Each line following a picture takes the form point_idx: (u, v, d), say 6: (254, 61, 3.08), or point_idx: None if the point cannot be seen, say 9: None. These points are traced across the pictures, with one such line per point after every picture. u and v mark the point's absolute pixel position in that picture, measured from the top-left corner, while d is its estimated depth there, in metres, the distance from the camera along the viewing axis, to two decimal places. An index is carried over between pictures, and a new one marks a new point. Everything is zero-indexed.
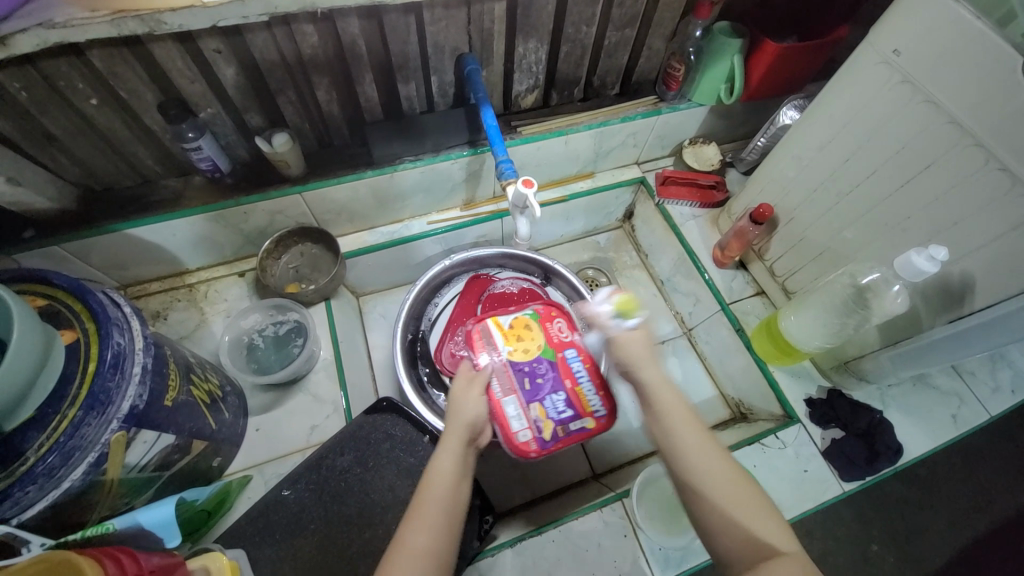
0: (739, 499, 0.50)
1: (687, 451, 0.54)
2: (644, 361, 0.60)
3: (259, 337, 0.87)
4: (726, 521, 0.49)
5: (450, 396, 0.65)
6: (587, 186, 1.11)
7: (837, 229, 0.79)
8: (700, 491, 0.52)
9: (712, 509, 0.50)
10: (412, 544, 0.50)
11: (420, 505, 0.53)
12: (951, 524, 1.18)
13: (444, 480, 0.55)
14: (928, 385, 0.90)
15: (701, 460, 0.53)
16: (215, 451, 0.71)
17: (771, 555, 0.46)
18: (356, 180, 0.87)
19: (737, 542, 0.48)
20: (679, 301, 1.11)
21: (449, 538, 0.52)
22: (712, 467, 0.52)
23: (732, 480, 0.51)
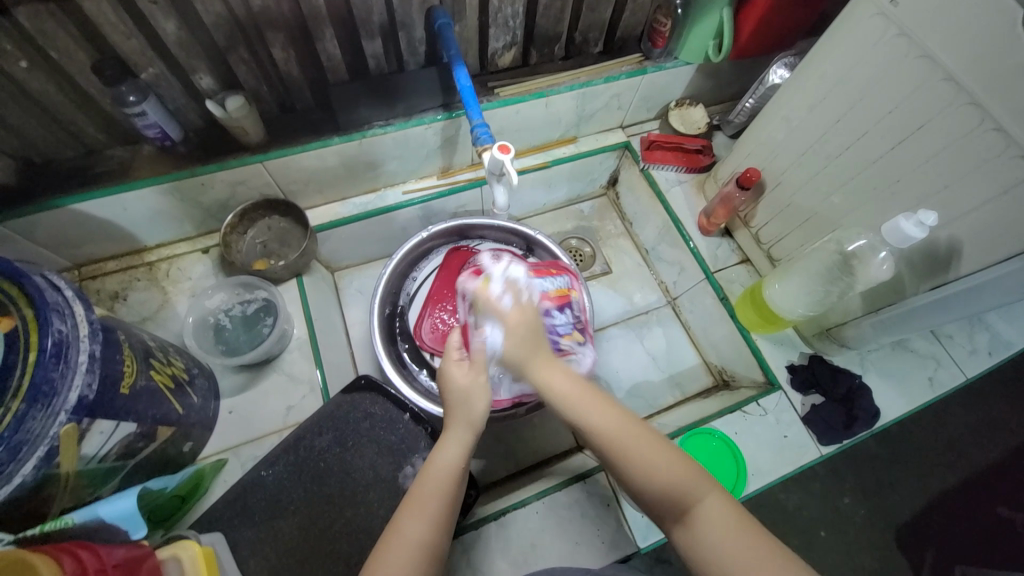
0: (652, 452, 0.51)
1: (602, 419, 0.52)
2: (535, 359, 0.57)
3: (226, 317, 0.83)
4: (650, 473, 0.50)
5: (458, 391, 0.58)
6: (570, 152, 1.07)
7: (825, 195, 0.77)
8: (621, 459, 0.51)
9: (632, 467, 0.51)
10: (412, 531, 0.51)
11: (418, 496, 0.53)
12: (921, 477, 1.23)
13: (443, 480, 0.54)
14: (907, 349, 0.90)
15: (618, 429, 0.52)
16: (184, 436, 0.69)
17: (694, 503, 0.49)
18: (322, 148, 0.81)
19: (660, 496, 0.50)
20: (663, 270, 1.09)
21: (440, 526, 0.52)
22: (624, 431, 0.52)
23: (644, 435, 0.52)
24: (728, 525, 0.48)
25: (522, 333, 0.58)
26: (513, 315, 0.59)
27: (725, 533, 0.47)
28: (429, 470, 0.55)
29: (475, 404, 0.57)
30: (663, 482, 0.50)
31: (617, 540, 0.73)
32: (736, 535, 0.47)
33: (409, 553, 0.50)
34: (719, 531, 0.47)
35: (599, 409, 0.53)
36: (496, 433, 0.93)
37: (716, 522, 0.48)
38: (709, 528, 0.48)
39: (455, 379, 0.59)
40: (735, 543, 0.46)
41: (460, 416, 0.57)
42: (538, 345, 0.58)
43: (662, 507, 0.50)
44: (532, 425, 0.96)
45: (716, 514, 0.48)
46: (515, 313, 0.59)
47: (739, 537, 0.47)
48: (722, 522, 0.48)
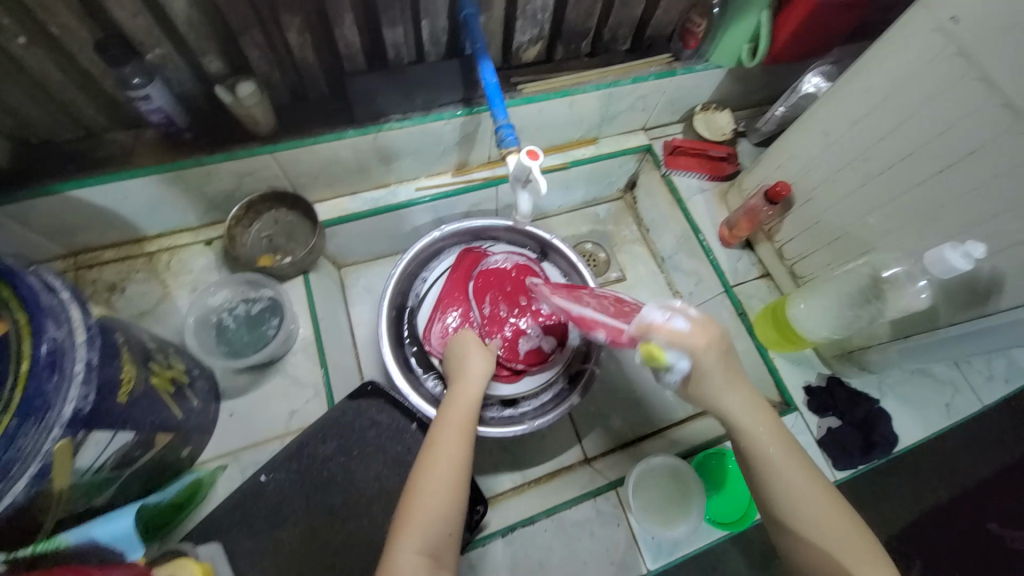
0: (828, 520, 0.50)
1: (790, 475, 0.51)
2: (720, 378, 0.53)
3: (228, 316, 0.79)
4: (818, 536, 0.50)
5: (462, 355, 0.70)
6: (590, 153, 1.03)
7: (860, 215, 0.74)
8: (796, 514, 0.51)
9: (803, 531, 0.50)
10: (448, 452, 0.56)
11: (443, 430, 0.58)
12: (922, 497, 1.23)
13: (464, 416, 0.60)
14: (926, 374, 0.88)
15: (799, 483, 0.51)
16: (183, 441, 0.66)
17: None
18: (335, 140, 0.77)
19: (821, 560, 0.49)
20: (679, 280, 1.07)
21: (465, 458, 0.57)
22: (806, 487, 0.51)
23: (825, 498, 0.51)
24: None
25: (711, 360, 0.51)
26: (698, 343, 0.51)
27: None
28: (452, 409, 0.61)
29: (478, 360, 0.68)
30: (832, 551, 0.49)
31: (627, 561, 0.72)
32: None
33: (445, 477, 0.54)
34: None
35: (787, 452, 0.53)
36: (503, 442, 0.91)
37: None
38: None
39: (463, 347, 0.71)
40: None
41: (465, 371, 0.67)
42: (728, 376, 0.53)
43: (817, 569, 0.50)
44: (540, 435, 0.93)
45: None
46: (699, 334, 0.52)
47: None
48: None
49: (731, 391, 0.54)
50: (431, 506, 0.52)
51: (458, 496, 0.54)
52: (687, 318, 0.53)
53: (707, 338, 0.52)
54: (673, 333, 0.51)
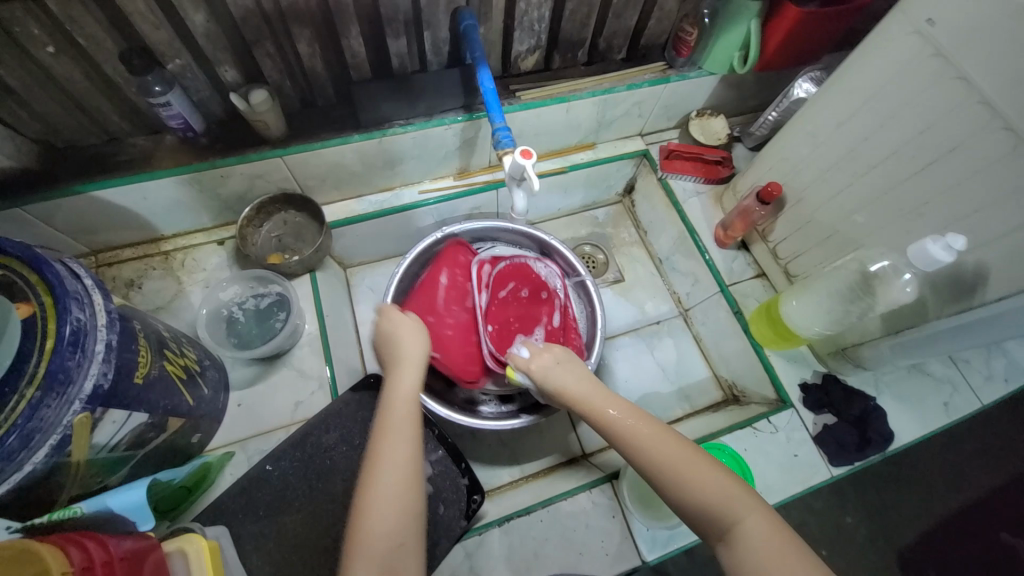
0: (709, 479, 0.53)
1: (644, 446, 0.57)
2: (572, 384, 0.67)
3: (239, 309, 0.83)
4: (693, 495, 0.53)
5: (387, 327, 0.70)
6: (588, 158, 1.06)
7: (848, 213, 0.76)
8: (665, 481, 0.55)
9: (680, 496, 0.54)
10: (396, 445, 0.56)
11: (388, 425, 0.58)
12: (930, 504, 1.21)
13: (403, 403, 0.61)
14: (923, 373, 0.88)
15: (658, 449, 0.56)
16: (193, 428, 0.69)
17: (735, 524, 0.50)
18: (342, 145, 0.82)
19: (701, 513, 0.52)
20: (677, 281, 1.08)
21: (412, 453, 0.57)
22: (665, 451, 0.56)
23: (683, 454, 0.56)
24: (777, 550, 0.48)
25: (546, 367, 0.70)
26: (533, 363, 0.72)
27: (778, 561, 0.47)
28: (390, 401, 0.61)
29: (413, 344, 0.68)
30: (705, 504, 0.52)
31: (622, 553, 0.73)
32: (782, 559, 0.48)
33: (395, 474, 0.54)
34: (765, 539, 0.49)
35: (652, 431, 0.58)
36: (502, 438, 0.92)
37: (762, 545, 0.49)
38: (756, 550, 0.49)
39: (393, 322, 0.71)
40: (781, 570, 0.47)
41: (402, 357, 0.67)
42: (580, 377, 0.68)
43: (706, 524, 0.52)
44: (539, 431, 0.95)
45: (766, 536, 0.49)
46: (537, 358, 0.72)
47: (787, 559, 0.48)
48: (776, 549, 0.48)
49: (576, 387, 0.66)
50: (385, 507, 0.52)
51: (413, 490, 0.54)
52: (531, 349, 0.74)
53: (538, 362, 0.71)
54: (521, 361, 0.73)
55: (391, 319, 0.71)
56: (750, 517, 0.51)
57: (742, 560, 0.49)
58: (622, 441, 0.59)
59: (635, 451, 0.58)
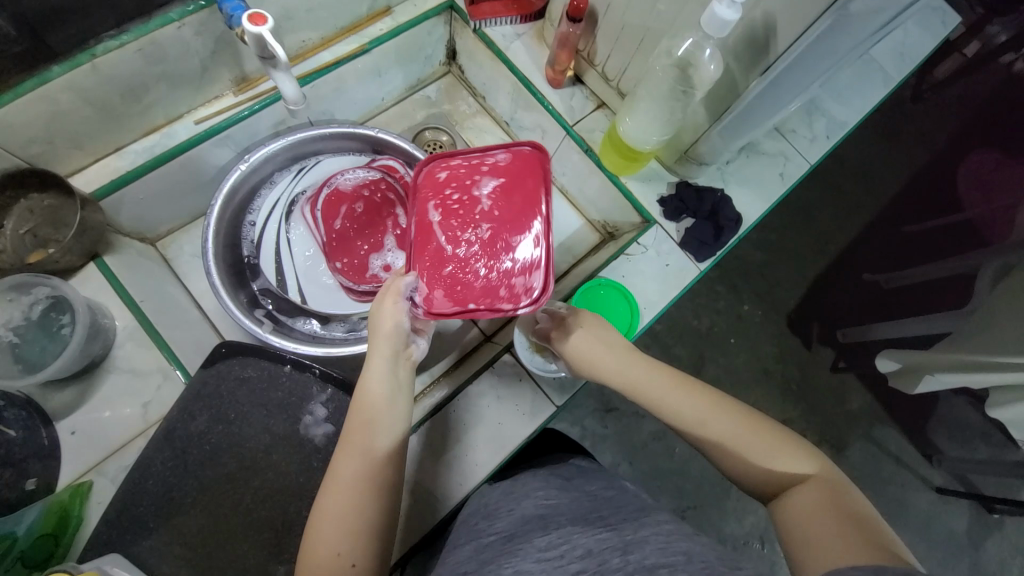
0: (741, 425, 0.52)
1: (681, 402, 0.54)
2: (594, 338, 0.61)
3: (10, 333, 0.65)
4: (758, 466, 0.50)
5: (370, 309, 0.59)
6: (388, 27, 0.91)
7: (651, 4, 0.72)
8: (716, 440, 0.52)
9: (737, 459, 0.51)
10: (357, 449, 0.53)
11: (350, 435, 0.54)
12: (800, 268, 1.39)
13: (378, 405, 0.56)
14: (758, 153, 0.93)
15: (702, 408, 0.54)
16: (19, 475, 0.60)
17: (792, 485, 0.49)
18: (45, 86, 0.62)
19: (762, 484, 0.50)
20: (528, 139, 1.03)
21: (381, 459, 0.53)
22: (729, 413, 0.53)
23: (723, 403, 0.54)
24: (822, 505, 0.46)
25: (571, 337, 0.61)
26: (570, 328, 0.62)
27: (827, 517, 0.45)
28: (358, 406, 0.56)
29: (389, 330, 0.58)
30: (742, 449, 0.51)
31: (535, 407, 0.76)
32: (829, 522, 0.45)
33: (348, 491, 0.51)
34: (812, 509, 0.46)
35: (688, 390, 0.55)
36: None
37: (809, 507, 0.47)
38: (802, 513, 0.46)
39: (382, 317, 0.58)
40: (834, 534, 0.43)
41: (378, 346, 0.58)
42: (603, 334, 0.61)
43: (766, 492, 0.51)
44: (439, 334, 0.93)
45: (812, 498, 0.47)
46: (575, 321, 0.63)
47: (828, 517, 0.45)
48: (822, 505, 0.46)
49: (617, 352, 0.60)
50: (338, 520, 0.50)
51: (372, 500, 0.52)
52: (574, 312, 0.64)
53: (564, 328, 0.64)
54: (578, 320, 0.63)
55: (381, 304, 0.59)
56: (800, 486, 0.49)
57: (788, 517, 0.47)
58: (658, 406, 0.55)
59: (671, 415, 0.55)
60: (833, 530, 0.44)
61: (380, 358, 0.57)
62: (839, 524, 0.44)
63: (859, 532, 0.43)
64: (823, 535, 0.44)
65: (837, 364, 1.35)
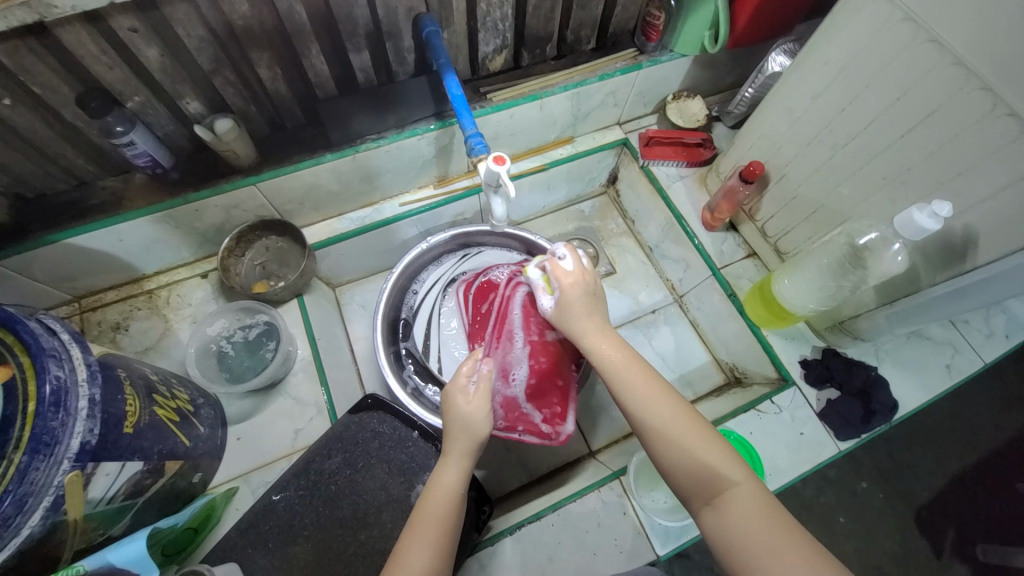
0: (697, 434, 0.53)
1: (637, 401, 0.55)
2: (573, 315, 0.64)
3: (228, 343, 0.83)
4: (695, 461, 0.51)
5: (445, 392, 0.61)
6: (567, 152, 1.04)
7: (833, 186, 0.75)
8: (659, 434, 0.53)
9: (676, 454, 0.52)
10: (426, 536, 0.52)
11: (419, 524, 0.53)
12: (941, 460, 1.20)
13: (451, 500, 0.55)
14: (922, 338, 0.87)
15: (654, 403, 0.55)
16: (193, 468, 0.68)
17: (726, 490, 0.50)
18: (316, 165, 0.80)
19: (693, 479, 0.51)
20: (668, 268, 1.08)
21: (443, 554, 0.52)
22: (676, 416, 0.54)
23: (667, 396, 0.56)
24: (761, 512, 0.48)
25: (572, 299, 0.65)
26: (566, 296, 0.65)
27: (759, 519, 0.47)
28: (430, 496, 0.56)
29: (475, 433, 0.59)
30: (698, 464, 0.51)
31: (635, 550, 0.73)
32: (763, 528, 0.47)
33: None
34: (752, 518, 0.48)
35: (635, 378, 0.57)
36: (508, 444, 0.93)
37: (747, 513, 0.48)
38: (737, 517, 0.48)
39: (460, 409, 0.60)
40: (772, 534, 0.46)
41: (455, 443, 0.59)
42: (592, 310, 0.64)
43: (694, 491, 0.51)
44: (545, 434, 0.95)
45: (747, 501, 0.49)
46: (569, 277, 0.66)
47: (770, 523, 0.47)
48: (758, 515, 0.48)
49: (600, 335, 0.62)
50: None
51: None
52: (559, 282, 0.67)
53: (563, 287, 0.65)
54: (560, 272, 0.66)
55: (464, 391, 0.60)
56: (734, 488, 0.50)
57: (727, 523, 0.48)
58: (624, 393, 0.57)
59: (628, 401, 0.56)
60: (771, 545, 0.46)
61: (460, 452, 0.58)
62: (781, 537, 0.46)
63: (803, 548, 0.45)
64: (755, 546, 0.46)
65: None
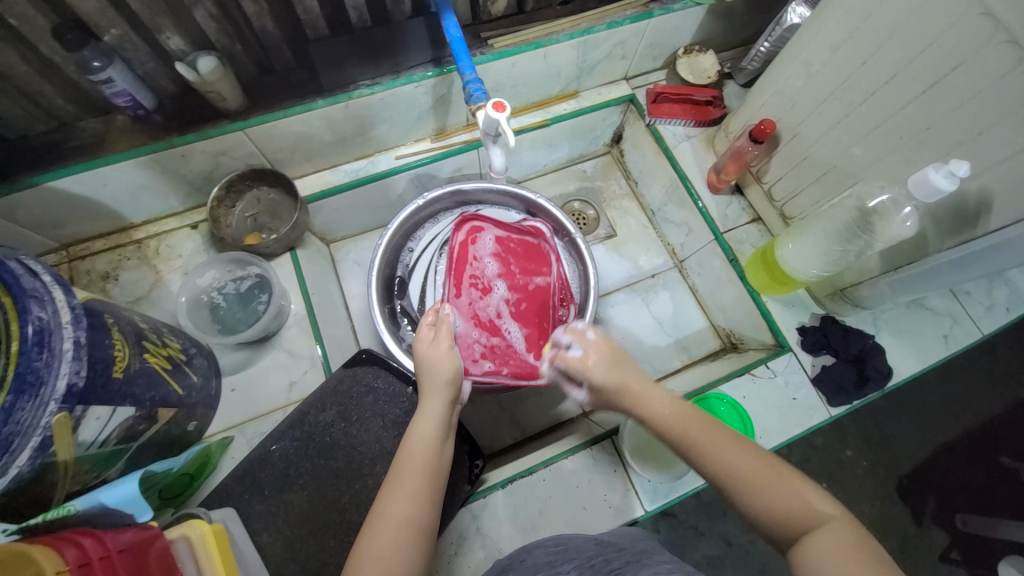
0: (772, 475, 0.49)
1: (715, 450, 0.52)
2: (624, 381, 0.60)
3: (219, 295, 0.82)
4: (776, 506, 0.48)
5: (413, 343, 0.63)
6: (571, 108, 1.00)
7: (846, 146, 0.72)
8: (744, 477, 0.50)
9: (753, 500, 0.49)
10: (404, 483, 0.53)
11: (397, 473, 0.54)
12: (929, 431, 1.22)
13: (428, 446, 0.56)
14: (922, 307, 0.86)
15: (735, 449, 0.52)
16: (188, 416, 0.69)
17: (819, 527, 0.46)
18: (307, 112, 0.76)
19: (782, 527, 0.48)
20: (670, 232, 1.06)
21: (423, 498, 0.53)
22: (746, 461, 0.51)
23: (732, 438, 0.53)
24: (855, 547, 0.44)
25: (603, 372, 0.60)
26: (591, 366, 0.61)
27: (853, 557, 0.43)
28: (408, 446, 0.56)
29: (443, 375, 0.60)
30: (780, 511, 0.48)
31: (625, 504, 0.75)
32: (864, 569, 0.42)
33: (392, 529, 0.51)
34: (850, 560, 0.43)
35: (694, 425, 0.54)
36: (502, 402, 0.94)
37: (840, 551, 0.44)
38: (836, 560, 0.44)
39: (426, 356, 0.62)
40: (873, 572, 0.42)
41: (428, 388, 0.60)
42: (623, 367, 0.61)
43: (785, 537, 0.48)
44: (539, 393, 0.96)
45: (839, 540, 0.45)
46: (590, 355, 0.62)
47: (869, 563, 0.43)
48: (853, 551, 0.44)
49: (653, 395, 0.58)
50: (380, 557, 0.49)
51: (416, 540, 0.51)
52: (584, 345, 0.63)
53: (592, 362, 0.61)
54: (574, 361, 0.62)
55: (426, 341, 0.63)
56: (822, 529, 0.46)
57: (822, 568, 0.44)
58: (683, 444, 0.54)
59: (702, 457, 0.53)
60: None
61: (435, 402, 0.59)
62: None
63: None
64: None
65: (951, 552, 1.14)
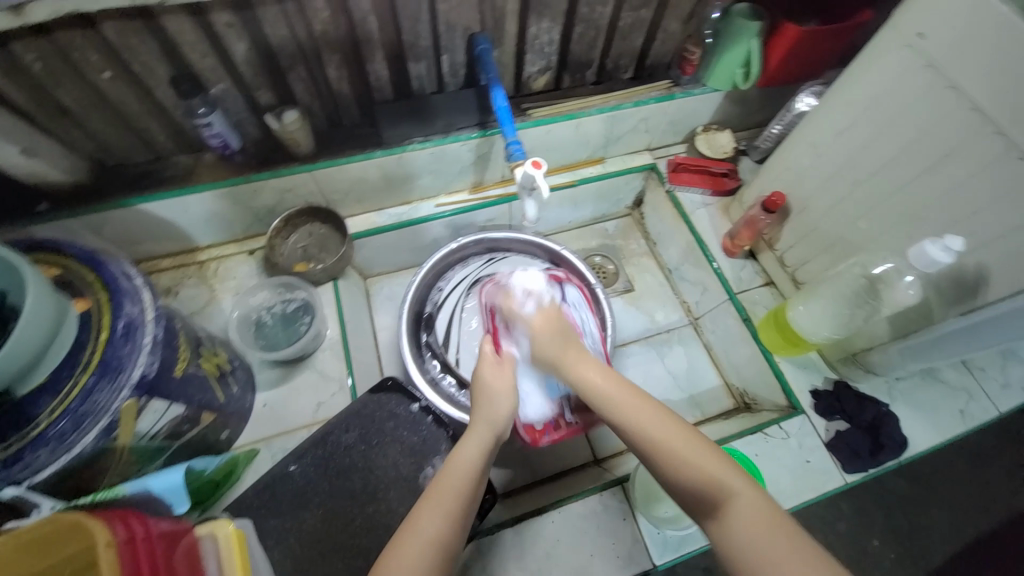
0: (685, 448, 0.50)
1: (636, 417, 0.54)
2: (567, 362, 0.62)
3: (267, 314, 0.89)
4: (685, 470, 0.49)
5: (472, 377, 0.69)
6: (597, 172, 1.10)
7: (851, 220, 0.79)
8: (661, 456, 0.51)
9: (669, 468, 0.50)
10: (441, 500, 0.54)
11: (435, 491, 0.55)
12: (957, 525, 1.16)
13: (471, 474, 0.57)
14: (936, 380, 0.87)
15: (640, 420, 0.54)
16: (223, 424, 0.73)
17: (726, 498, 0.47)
18: (365, 160, 0.87)
19: (695, 490, 0.49)
20: (686, 290, 1.11)
21: (458, 517, 0.54)
22: (661, 427, 0.52)
23: (661, 415, 0.54)
24: (769, 520, 0.45)
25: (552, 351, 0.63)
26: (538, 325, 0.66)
27: (758, 525, 0.44)
28: (451, 465, 0.58)
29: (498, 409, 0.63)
30: (693, 478, 0.49)
31: (631, 556, 0.74)
32: (773, 541, 0.43)
33: (426, 549, 0.50)
34: (754, 530, 0.44)
35: (634, 403, 0.55)
36: (515, 444, 0.95)
37: (750, 520, 0.45)
38: (746, 529, 0.45)
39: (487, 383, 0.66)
40: (784, 547, 0.43)
41: (482, 417, 0.63)
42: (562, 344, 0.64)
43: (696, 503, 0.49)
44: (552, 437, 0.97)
45: (746, 508, 0.46)
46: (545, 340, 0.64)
47: (776, 534, 0.44)
48: (764, 521, 0.45)
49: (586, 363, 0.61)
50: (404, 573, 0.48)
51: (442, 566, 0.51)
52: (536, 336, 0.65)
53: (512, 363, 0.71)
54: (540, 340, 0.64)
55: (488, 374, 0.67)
56: (731, 497, 0.47)
57: (731, 538, 0.45)
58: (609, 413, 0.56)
59: (625, 426, 0.54)
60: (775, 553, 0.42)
61: (481, 432, 0.61)
62: (787, 547, 0.43)
63: (808, 556, 0.42)
64: (765, 562, 0.43)
65: None
